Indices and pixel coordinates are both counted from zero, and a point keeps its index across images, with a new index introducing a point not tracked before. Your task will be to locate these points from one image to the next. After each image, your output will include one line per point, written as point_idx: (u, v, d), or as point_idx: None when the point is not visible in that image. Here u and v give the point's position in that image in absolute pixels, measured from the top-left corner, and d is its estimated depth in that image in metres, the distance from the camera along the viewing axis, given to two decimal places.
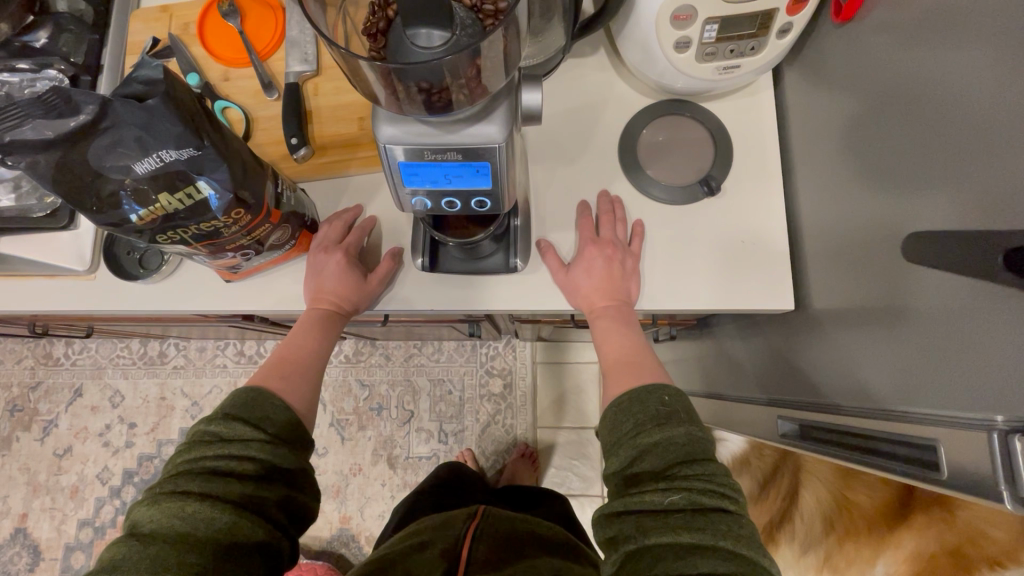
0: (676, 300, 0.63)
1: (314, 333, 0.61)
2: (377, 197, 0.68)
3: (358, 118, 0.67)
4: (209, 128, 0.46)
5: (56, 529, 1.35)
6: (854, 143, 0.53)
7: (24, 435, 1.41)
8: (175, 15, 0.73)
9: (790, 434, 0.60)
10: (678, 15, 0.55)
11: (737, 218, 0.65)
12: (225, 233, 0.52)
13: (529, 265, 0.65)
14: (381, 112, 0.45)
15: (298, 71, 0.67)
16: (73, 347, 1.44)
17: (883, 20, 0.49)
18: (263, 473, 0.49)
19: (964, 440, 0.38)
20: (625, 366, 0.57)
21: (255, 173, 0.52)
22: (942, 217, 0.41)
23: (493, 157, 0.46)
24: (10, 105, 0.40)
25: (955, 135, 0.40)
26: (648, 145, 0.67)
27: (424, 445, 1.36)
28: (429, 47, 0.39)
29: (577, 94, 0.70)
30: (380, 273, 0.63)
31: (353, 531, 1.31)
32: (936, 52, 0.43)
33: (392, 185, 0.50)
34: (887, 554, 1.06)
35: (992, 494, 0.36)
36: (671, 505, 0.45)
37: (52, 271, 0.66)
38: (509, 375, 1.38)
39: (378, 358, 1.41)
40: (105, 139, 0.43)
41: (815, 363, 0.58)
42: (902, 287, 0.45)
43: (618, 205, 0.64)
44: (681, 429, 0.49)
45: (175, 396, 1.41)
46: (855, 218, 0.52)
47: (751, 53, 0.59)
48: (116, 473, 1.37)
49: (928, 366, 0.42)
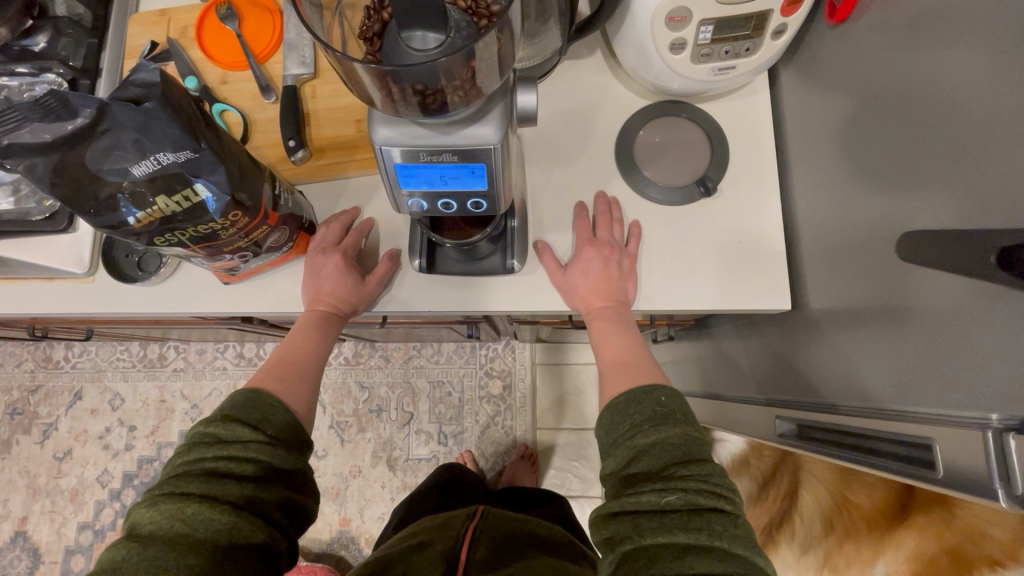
0: (674, 300, 0.63)
1: (313, 334, 0.61)
2: (375, 199, 0.68)
3: (356, 120, 0.67)
4: (206, 130, 0.47)
5: (56, 532, 1.35)
6: (850, 143, 0.53)
7: (25, 438, 1.41)
8: (174, 19, 0.73)
9: (788, 434, 0.60)
10: (673, 17, 0.56)
11: (734, 218, 0.65)
12: (222, 235, 0.52)
13: (527, 266, 0.65)
14: (377, 115, 0.45)
15: (296, 74, 0.68)
16: (74, 351, 1.44)
17: (877, 20, 0.49)
18: (263, 474, 0.50)
19: (960, 439, 0.37)
20: (622, 367, 0.57)
21: (254, 176, 0.52)
22: (938, 217, 0.41)
23: (489, 158, 0.46)
24: (9, 108, 0.40)
25: (950, 134, 0.40)
26: (645, 147, 0.68)
27: (424, 447, 1.36)
28: (424, 49, 0.40)
29: (574, 95, 0.70)
30: (378, 274, 0.63)
31: (353, 533, 1.31)
32: (930, 52, 0.43)
33: (389, 187, 0.50)
34: (887, 556, 1.02)
35: (986, 493, 0.36)
36: (668, 506, 0.45)
37: (52, 274, 0.66)
38: (509, 376, 1.38)
39: (378, 360, 1.41)
40: (102, 142, 0.43)
41: (813, 362, 0.58)
42: (899, 287, 0.45)
43: (615, 206, 0.65)
44: (677, 429, 0.49)
45: (175, 398, 1.41)
46: (851, 218, 0.52)
47: (747, 53, 0.59)
48: (116, 476, 1.37)
49: (925, 365, 0.42)
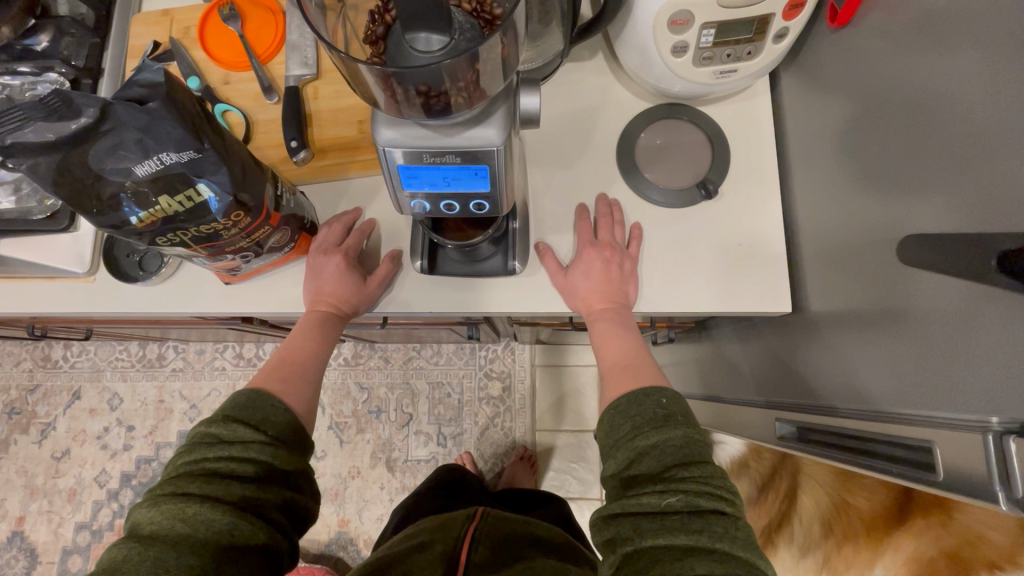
0: (675, 303, 0.64)
1: (314, 334, 0.61)
2: (376, 200, 0.68)
3: (358, 121, 0.68)
4: (209, 131, 0.47)
5: (53, 532, 1.35)
6: (851, 147, 0.53)
7: (23, 438, 1.40)
8: (176, 19, 0.73)
9: (788, 437, 0.60)
10: (675, 20, 0.56)
11: (734, 221, 0.65)
12: (224, 235, 0.52)
13: (528, 267, 0.65)
14: (380, 116, 0.45)
15: (298, 75, 0.68)
16: (72, 350, 1.44)
17: (878, 25, 0.50)
18: (263, 474, 0.50)
19: (959, 442, 0.38)
20: (623, 369, 0.57)
21: (256, 176, 0.52)
22: (938, 221, 0.42)
23: (492, 159, 0.46)
24: (11, 108, 0.40)
25: (950, 138, 0.41)
26: (646, 149, 0.68)
27: (423, 448, 1.36)
28: (428, 51, 0.40)
29: (576, 97, 0.70)
30: (380, 274, 0.64)
31: (351, 534, 1.30)
32: (931, 56, 0.43)
33: (391, 188, 0.50)
34: (886, 558, 1.02)
35: (985, 495, 0.36)
36: (669, 507, 0.45)
37: (52, 273, 0.66)
38: (508, 378, 1.38)
39: (377, 360, 1.41)
40: (105, 142, 0.43)
41: (813, 366, 0.58)
42: (900, 290, 0.45)
43: (616, 208, 0.65)
44: (678, 431, 0.49)
45: (174, 398, 1.41)
46: (852, 222, 0.52)
47: (748, 57, 0.59)
48: (114, 476, 1.37)
49: (926, 369, 0.42)
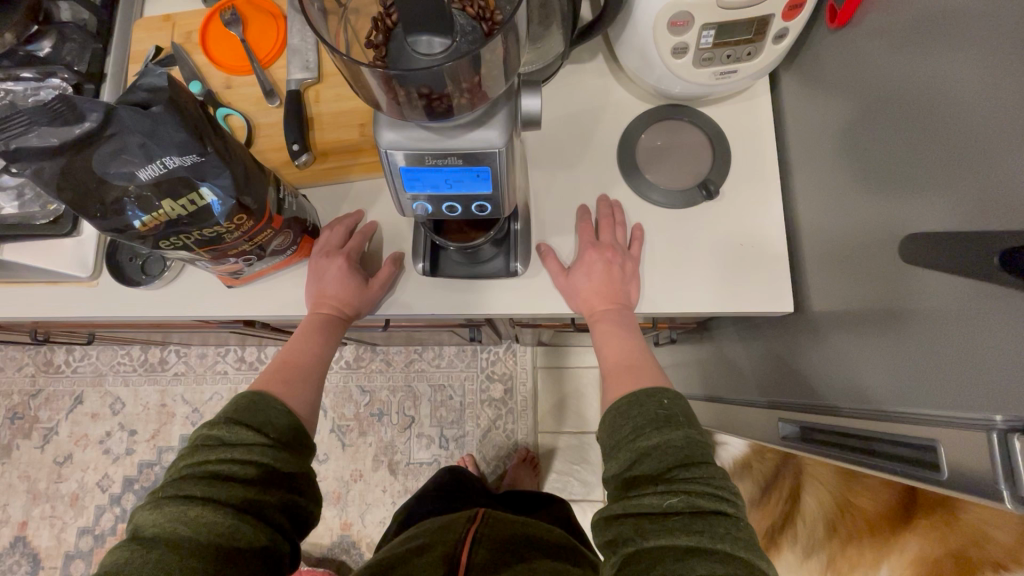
0: (676, 303, 0.64)
1: (315, 337, 0.61)
2: (378, 203, 0.69)
3: (359, 124, 0.68)
4: (212, 134, 0.47)
5: (55, 537, 1.35)
6: (851, 147, 0.53)
7: (24, 443, 1.40)
8: (178, 23, 0.73)
9: (790, 437, 0.60)
10: (675, 22, 0.56)
11: (736, 222, 0.65)
12: (226, 239, 0.52)
13: (530, 268, 0.65)
14: (382, 118, 0.45)
15: (299, 79, 0.68)
16: (74, 355, 1.44)
17: (878, 25, 0.50)
18: (265, 477, 0.49)
19: (961, 440, 0.38)
20: (624, 369, 0.57)
21: (258, 179, 0.52)
22: (939, 220, 0.42)
23: (494, 162, 0.46)
24: (16, 112, 0.40)
25: (950, 137, 0.41)
26: (646, 151, 0.68)
27: (425, 451, 1.36)
28: (430, 53, 0.41)
29: (576, 99, 0.70)
30: (380, 278, 0.64)
31: (353, 537, 1.30)
32: (930, 56, 0.43)
33: (393, 189, 0.50)
34: (892, 557, 1.01)
35: (991, 494, 0.36)
36: (670, 508, 0.45)
37: (55, 278, 0.66)
38: (509, 380, 1.38)
39: (378, 363, 1.41)
40: (108, 147, 0.43)
41: (814, 366, 0.58)
42: (902, 289, 0.45)
43: (617, 209, 0.65)
44: (679, 432, 0.49)
45: (175, 402, 1.41)
46: (853, 220, 0.53)
47: (747, 57, 0.60)
48: (116, 481, 1.37)
49: (929, 369, 0.42)
